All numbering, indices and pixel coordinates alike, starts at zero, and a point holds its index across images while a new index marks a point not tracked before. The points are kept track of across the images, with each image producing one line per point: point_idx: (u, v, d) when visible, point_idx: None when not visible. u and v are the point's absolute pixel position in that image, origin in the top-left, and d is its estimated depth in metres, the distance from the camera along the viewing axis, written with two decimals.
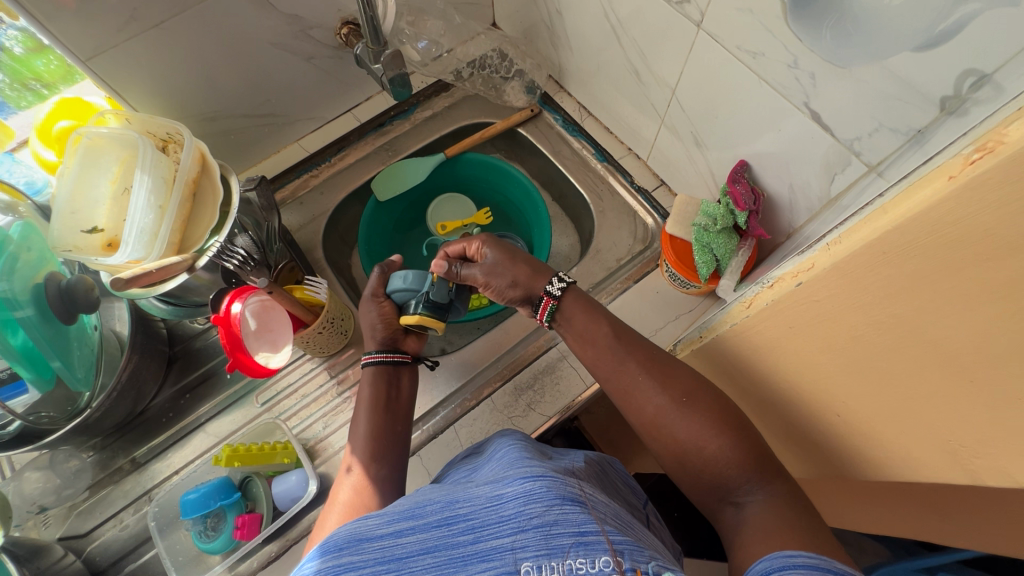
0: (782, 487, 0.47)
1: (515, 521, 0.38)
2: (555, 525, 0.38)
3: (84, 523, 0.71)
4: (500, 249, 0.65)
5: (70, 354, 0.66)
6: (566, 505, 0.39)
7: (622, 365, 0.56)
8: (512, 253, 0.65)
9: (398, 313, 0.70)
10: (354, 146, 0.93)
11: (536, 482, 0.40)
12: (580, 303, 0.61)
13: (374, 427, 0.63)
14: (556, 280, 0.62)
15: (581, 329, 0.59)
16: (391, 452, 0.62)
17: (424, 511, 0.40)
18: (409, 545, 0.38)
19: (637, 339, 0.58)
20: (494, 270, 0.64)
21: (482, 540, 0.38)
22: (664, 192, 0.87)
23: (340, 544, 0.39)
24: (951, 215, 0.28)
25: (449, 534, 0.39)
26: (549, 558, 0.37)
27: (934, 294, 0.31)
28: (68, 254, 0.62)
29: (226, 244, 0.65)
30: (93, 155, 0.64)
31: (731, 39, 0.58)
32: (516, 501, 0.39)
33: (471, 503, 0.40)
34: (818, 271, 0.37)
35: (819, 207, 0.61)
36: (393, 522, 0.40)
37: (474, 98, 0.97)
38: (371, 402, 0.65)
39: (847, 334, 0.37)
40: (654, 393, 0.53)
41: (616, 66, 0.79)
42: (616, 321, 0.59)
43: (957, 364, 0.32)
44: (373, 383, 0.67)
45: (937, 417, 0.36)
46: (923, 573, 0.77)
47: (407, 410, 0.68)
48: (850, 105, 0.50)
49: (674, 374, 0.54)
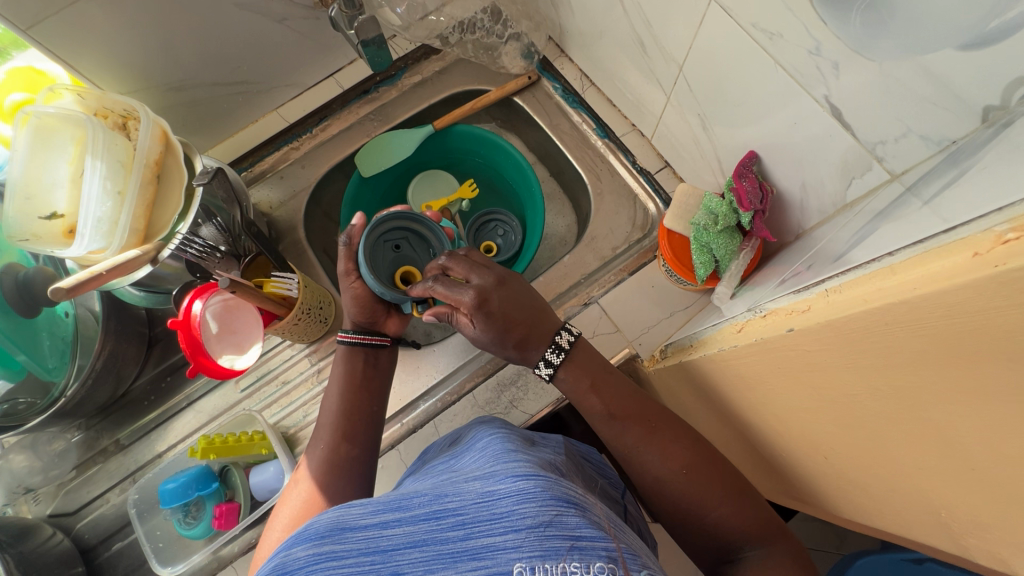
0: (785, 547, 0.48)
1: (508, 520, 0.35)
2: (550, 527, 0.35)
3: (73, 501, 0.73)
4: (490, 328, 0.56)
5: (38, 346, 0.66)
6: (564, 508, 0.36)
7: (622, 436, 0.55)
8: (502, 334, 0.57)
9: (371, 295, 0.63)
10: (338, 116, 0.87)
11: (531, 480, 0.36)
12: (582, 372, 0.58)
13: (345, 405, 0.60)
14: (545, 367, 0.58)
15: (579, 399, 0.58)
16: (364, 430, 0.60)
17: (411, 503, 0.36)
18: (395, 538, 0.34)
19: (639, 405, 0.57)
20: (480, 345, 0.59)
21: (473, 537, 0.34)
22: (668, 175, 0.80)
23: (322, 533, 0.35)
24: (970, 305, 0.22)
25: (437, 528, 0.35)
26: (543, 560, 0.33)
27: (939, 379, 0.26)
28: (26, 243, 0.60)
29: (189, 234, 0.62)
30: (45, 134, 0.59)
31: (746, 14, 0.50)
32: (510, 499, 0.35)
33: (461, 497, 0.36)
34: (812, 321, 0.33)
35: (832, 210, 0.55)
36: (378, 513, 0.36)
37: (467, 63, 0.89)
38: (343, 378, 0.62)
39: (842, 391, 0.33)
40: (656, 464, 0.54)
41: (621, 33, 0.71)
42: (616, 392, 0.57)
43: (959, 450, 0.28)
44: (344, 362, 0.63)
45: (932, 491, 0.32)
46: (910, 568, 0.65)
47: (383, 385, 0.64)
48: (873, 102, 0.44)
49: (675, 443, 0.54)
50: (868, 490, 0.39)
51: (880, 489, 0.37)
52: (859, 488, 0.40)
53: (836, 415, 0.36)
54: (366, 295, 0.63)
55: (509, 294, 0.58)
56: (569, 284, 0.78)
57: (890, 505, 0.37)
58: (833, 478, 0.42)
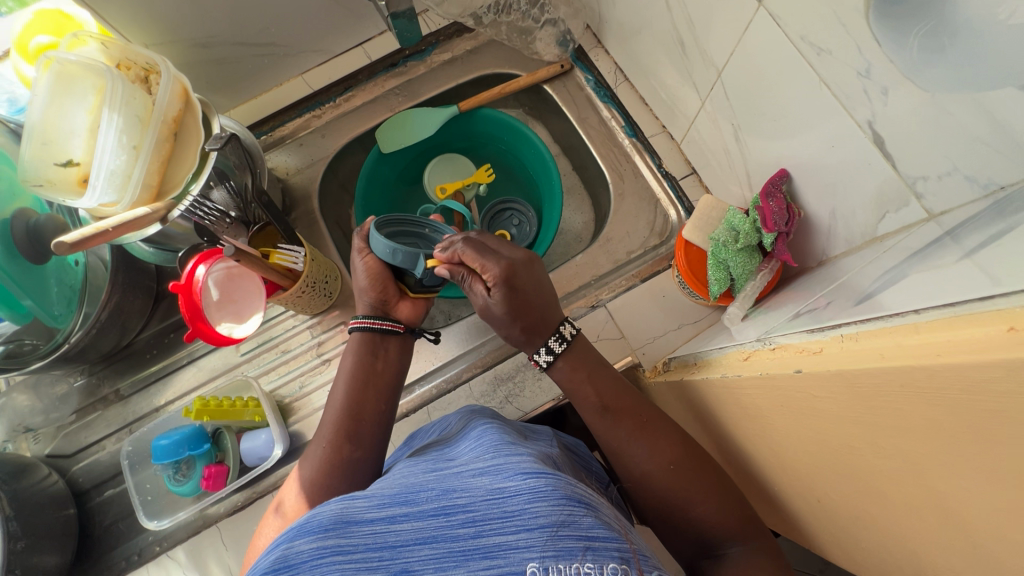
0: (764, 542, 0.48)
1: (521, 518, 0.35)
2: (563, 526, 0.35)
3: (71, 445, 0.75)
4: (509, 304, 0.55)
5: (46, 292, 0.66)
6: (575, 507, 0.36)
7: (611, 430, 0.55)
8: (519, 312, 0.56)
9: (383, 271, 0.64)
10: (363, 87, 0.86)
11: (541, 479, 0.36)
12: (579, 365, 0.57)
13: (351, 401, 0.58)
14: (544, 352, 0.57)
15: (571, 394, 0.57)
16: (369, 432, 0.57)
17: (419, 498, 0.36)
18: (404, 533, 0.34)
19: (626, 401, 0.56)
20: (490, 319, 0.57)
21: (484, 535, 0.34)
22: (693, 182, 0.77)
23: (326, 525, 0.33)
24: (996, 384, 0.20)
25: (447, 524, 0.34)
26: (557, 559, 0.33)
27: (949, 451, 0.24)
28: (40, 188, 0.60)
29: (200, 196, 0.61)
30: (66, 81, 0.59)
31: (795, 26, 0.47)
32: (522, 497, 0.35)
33: (471, 494, 0.36)
34: (822, 365, 0.31)
35: (860, 242, 0.52)
36: (384, 507, 0.35)
37: (500, 45, 0.87)
38: (351, 373, 0.60)
39: (844, 442, 0.32)
40: (643, 459, 0.53)
41: (662, 30, 0.67)
42: (606, 387, 0.57)
43: (959, 524, 0.27)
44: (356, 353, 0.62)
45: (926, 555, 0.31)
46: None
47: (394, 384, 0.62)
48: (921, 134, 0.41)
49: (660, 439, 0.54)
50: (858, 540, 0.37)
51: (870, 542, 0.36)
52: (850, 536, 0.39)
53: (835, 464, 0.34)
54: (378, 269, 0.63)
55: (532, 276, 0.57)
56: (579, 284, 0.77)
57: (880, 559, 0.36)
58: (824, 521, 0.41)
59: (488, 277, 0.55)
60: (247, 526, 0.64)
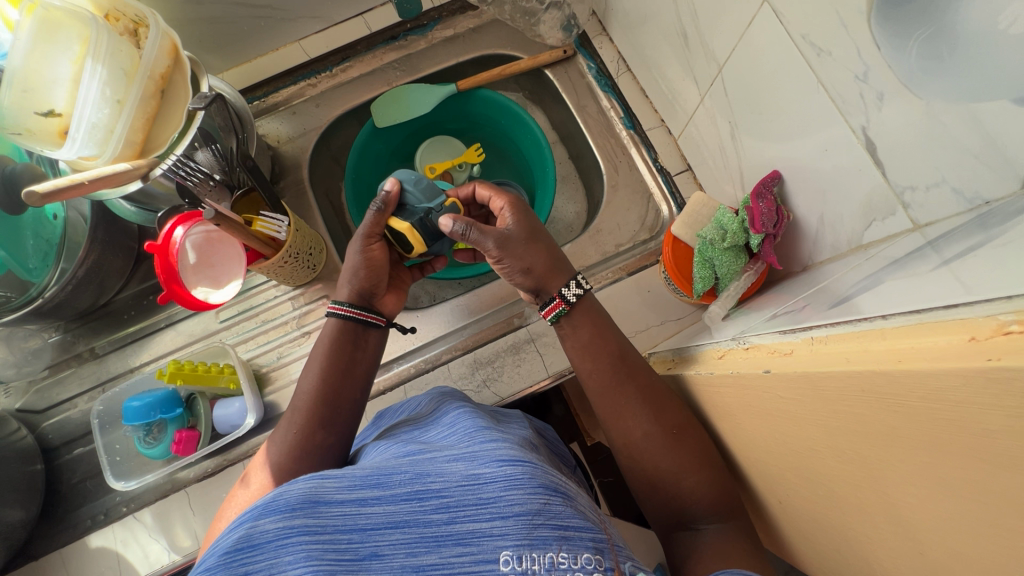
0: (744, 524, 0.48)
1: (495, 506, 0.34)
2: (539, 515, 0.35)
3: (42, 400, 0.74)
4: (523, 224, 0.57)
5: (20, 244, 0.65)
6: (553, 496, 0.36)
7: (621, 386, 0.53)
8: (534, 231, 0.57)
9: (383, 262, 0.61)
10: (361, 58, 0.84)
11: (517, 467, 0.36)
12: (591, 318, 0.56)
13: (324, 387, 0.56)
14: (574, 286, 0.56)
15: (587, 344, 0.55)
16: (342, 417, 0.56)
17: (391, 480, 0.36)
18: (374, 516, 0.33)
19: (639, 362, 0.55)
20: (510, 246, 0.54)
21: (458, 521, 0.34)
22: (687, 178, 0.76)
23: (293, 504, 0.33)
24: (954, 394, 0.20)
25: (419, 509, 0.34)
26: (531, 549, 0.33)
27: (905, 460, 0.24)
28: (20, 137, 0.58)
29: (183, 157, 0.60)
30: (50, 29, 0.56)
31: (797, 24, 0.46)
32: (498, 485, 0.35)
33: (445, 479, 0.36)
34: (790, 367, 0.31)
35: (846, 249, 0.52)
36: (355, 489, 0.35)
37: (503, 25, 0.85)
38: (327, 359, 0.57)
39: (807, 444, 0.32)
40: (645, 420, 0.52)
41: (666, 21, 0.66)
42: (625, 343, 0.56)
43: (911, 529, 0.27)
44: (331, 339, 0.59)
45: (877, 558, 0.31)
46: None
47: (367, 373, 0.60)
48: (912, 144, 0.40)
49: (666, 405, 0.53)
50: (818, 540, 0.38)
51: (827, 542, 0.36)
52: (812, 538, 0.39)
53: (798, 466, 0.34)
54: (379, 261, 0.61)
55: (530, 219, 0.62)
56: None
57: (837, 560, 0.36)
58: (787, 519, 0.41)
59: (499, 206, 0.58)
60: (215, 492, 0.64)
